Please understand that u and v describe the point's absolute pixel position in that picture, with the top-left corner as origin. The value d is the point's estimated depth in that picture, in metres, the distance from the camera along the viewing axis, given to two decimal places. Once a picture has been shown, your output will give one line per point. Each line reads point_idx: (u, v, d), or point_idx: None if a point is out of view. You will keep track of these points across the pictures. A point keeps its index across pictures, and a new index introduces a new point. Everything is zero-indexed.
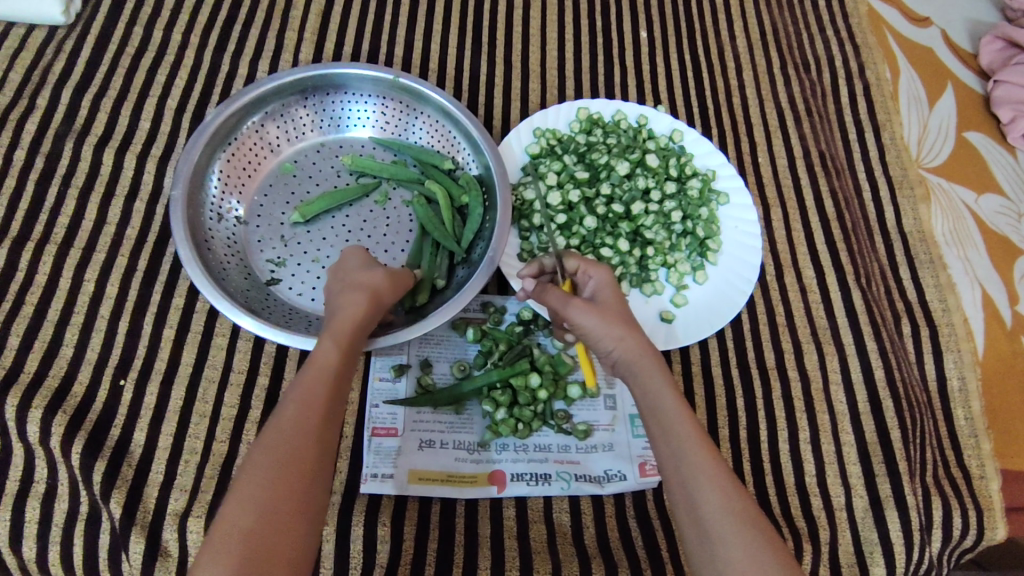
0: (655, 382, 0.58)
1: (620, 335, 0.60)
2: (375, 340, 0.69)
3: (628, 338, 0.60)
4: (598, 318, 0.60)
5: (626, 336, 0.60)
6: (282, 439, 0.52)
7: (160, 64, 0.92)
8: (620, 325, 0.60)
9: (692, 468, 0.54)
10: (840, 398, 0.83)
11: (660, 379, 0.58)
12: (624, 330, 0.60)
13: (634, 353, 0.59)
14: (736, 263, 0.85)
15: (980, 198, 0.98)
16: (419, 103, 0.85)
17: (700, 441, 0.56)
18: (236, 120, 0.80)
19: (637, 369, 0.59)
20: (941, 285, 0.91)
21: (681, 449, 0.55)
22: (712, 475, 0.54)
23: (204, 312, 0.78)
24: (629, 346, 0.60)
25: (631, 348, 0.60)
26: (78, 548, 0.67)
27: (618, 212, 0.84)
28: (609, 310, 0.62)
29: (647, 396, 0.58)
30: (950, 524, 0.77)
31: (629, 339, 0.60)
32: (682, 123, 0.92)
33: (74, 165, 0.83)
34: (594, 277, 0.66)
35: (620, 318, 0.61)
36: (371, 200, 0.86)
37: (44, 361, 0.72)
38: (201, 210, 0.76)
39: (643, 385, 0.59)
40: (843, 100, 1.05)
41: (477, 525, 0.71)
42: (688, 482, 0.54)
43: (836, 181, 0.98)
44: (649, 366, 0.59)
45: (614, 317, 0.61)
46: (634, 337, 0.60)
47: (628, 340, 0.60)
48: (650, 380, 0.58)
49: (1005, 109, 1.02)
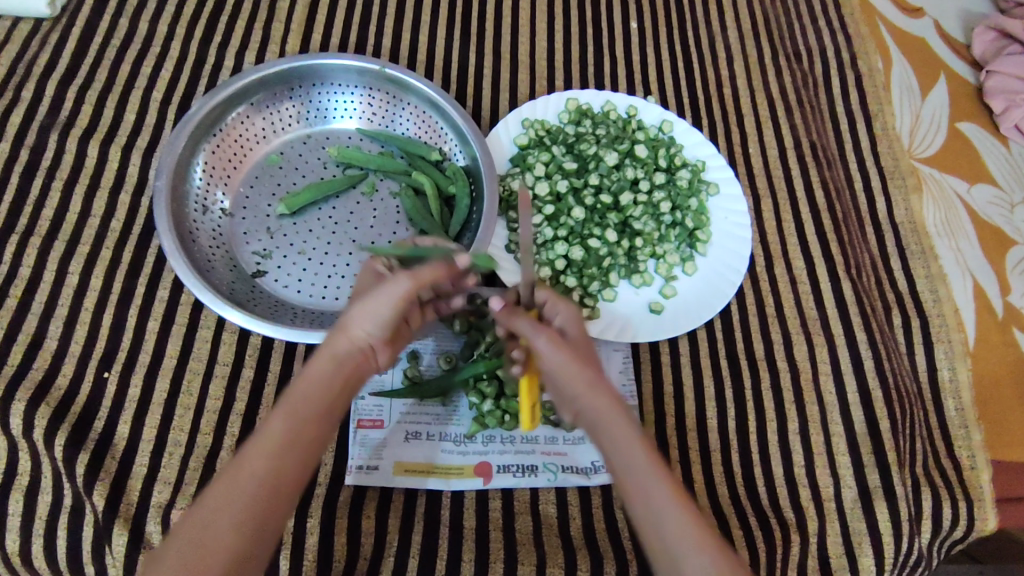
0: (625, 428, 0.57)
1: (587, 382, 0.58)
2: None
3: (595, 381, 0.58)
4: (570, 362, 0.58)
5: (595, 383, 0.58)
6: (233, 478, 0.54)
7: (146, 55, 0.91)
8: (588, 372, 0.58)
9: (665, 517, 0.55)
10: (830, 389, 0.83)
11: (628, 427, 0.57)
12: (592, 376, 0.58)
13: (604, 407, 0.57)
14: (725, 254, 0.85)
15: (972, 188, 0.97)
16: (405, 93, 0.84)
17: (670, 487, 0.56)
18: (220, 112, 0.79)
19: (606, 417, 0.57)
20: (932, 276, 0.90)
21: (653, 499, 0.55)
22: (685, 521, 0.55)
23: (189, 304, 0.77)
24: (598, 395, 0.58)
25: (601, 403, 0.58)
26: (61, 539, 0.67)
27: (607, 202, 0.83)
28: (575, 351, 0.60)
29: (618, 447, 0.57)
30: (940, 515, 0.77)
31: (599, 392, 0.58)
32: (672, 114, 0.92)
33: (58, 158, 0.83)
34: (560, 315, 0.64)
35: (590, 368, 0.59)
36: (358, 192, 0.85)
37: (28, 353, 0.72)
38: (185, 202, 0.76)
39: (611, 435, 0.57)
40: (834, 91, 1.04)
41: (463, 517, 0.71)
42: (659, 531, 0.55)
43: (827, 172, 0.97)
44: (617, 419, 0.57)
45: (581, 361, 0.59)
46: (602, 385, 0.58)
47: (596, 386, 0.58)
48: (620, 428, 0.57)
49: (998, 100, 1.02)
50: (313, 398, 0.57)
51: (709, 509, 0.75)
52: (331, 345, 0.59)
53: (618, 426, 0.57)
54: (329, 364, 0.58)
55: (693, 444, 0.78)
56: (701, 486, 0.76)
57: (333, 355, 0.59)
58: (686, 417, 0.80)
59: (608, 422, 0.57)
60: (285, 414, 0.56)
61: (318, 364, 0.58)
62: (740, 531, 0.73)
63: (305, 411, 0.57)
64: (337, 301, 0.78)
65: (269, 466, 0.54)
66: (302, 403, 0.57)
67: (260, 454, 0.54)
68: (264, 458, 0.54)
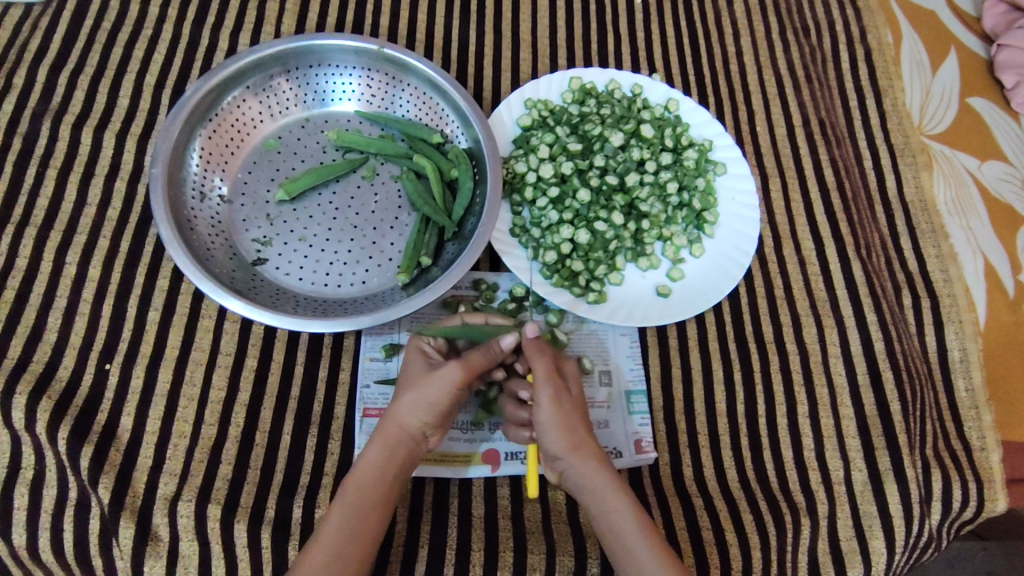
0: (608, 483, 0.63)
1: (572, 442, 0.63)
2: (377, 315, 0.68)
3: (580, 443, 0.64)
4: (559, 422, 0.63)
5: (580, 444, 0.64)
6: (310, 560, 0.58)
7: (138, 38, 0.89)
8: (575, 434, 0.63)
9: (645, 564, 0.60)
10: (840, 371, 0.82)
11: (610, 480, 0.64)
12: (580, 433, 0.64)
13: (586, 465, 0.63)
14: (733, 235, 0.84)
15: (983, 165, 0.94)
16: (405, 74, 0.82)
17: (644, 530, 0.62)
18: (215, 96, 0.77)
19: (590, 475, 0.63)
20: (943, 255, 0.89)
21: (633, 547, 0.61)
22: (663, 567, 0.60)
23: (189, 294, 0.76)
24: (584, 453, 0.63)
25: (583, 461, 0.63)
26: (68, 533, 0.66)
27: (613, 184, 0.80)
28: (569, 412, 0.64)
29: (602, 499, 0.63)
30: (950, 497, 0.76)
31: (582, 452, 0.63)
32: (678, 93, 0.90)
33: (52, 145, 0.81)
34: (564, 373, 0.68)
35: (577, 430, 0.64)
36: (358, 176, 0.83)
37: (28, 346, 0.70)
38: (183, 189, 0.74)
39: (593, 489, 0.63)
40: (843, 67, 1.02)
41: (471, 506, 0.70)
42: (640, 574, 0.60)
43: (836, 150, 0.95)
44: (597, 476, 0.63)
45: (572, 421, 0.63)
46: (589, 442, 0.64)
47: (583, 444, 0.64)
48: (601, 481, 0.63)
49: (1009, 75, 0.98)
50: (365, 480, 0.62)
51: (718, 493, 0.75)
52: (380, 432, 0.63)
53: (601, 481, 0.63)
54: (381, 453, 0.63)
55: (703, 428, 0.78)
56: (710, 470, 0.76)
57: (383, 443, 0.63)
58: (694, 402, 0.79)
59: (594, 476, 0.63)
60: (343, 503, 0.61)
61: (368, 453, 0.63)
62: (750, 515, 0.73)
63: (358, 493, 0.61)
64: (340, 288, 0.77)
65: (338, 548, 0.59)
66: (361, 488, 0.61)
67: (326, 538, 0.59)
68: (329, 540, 0.59)
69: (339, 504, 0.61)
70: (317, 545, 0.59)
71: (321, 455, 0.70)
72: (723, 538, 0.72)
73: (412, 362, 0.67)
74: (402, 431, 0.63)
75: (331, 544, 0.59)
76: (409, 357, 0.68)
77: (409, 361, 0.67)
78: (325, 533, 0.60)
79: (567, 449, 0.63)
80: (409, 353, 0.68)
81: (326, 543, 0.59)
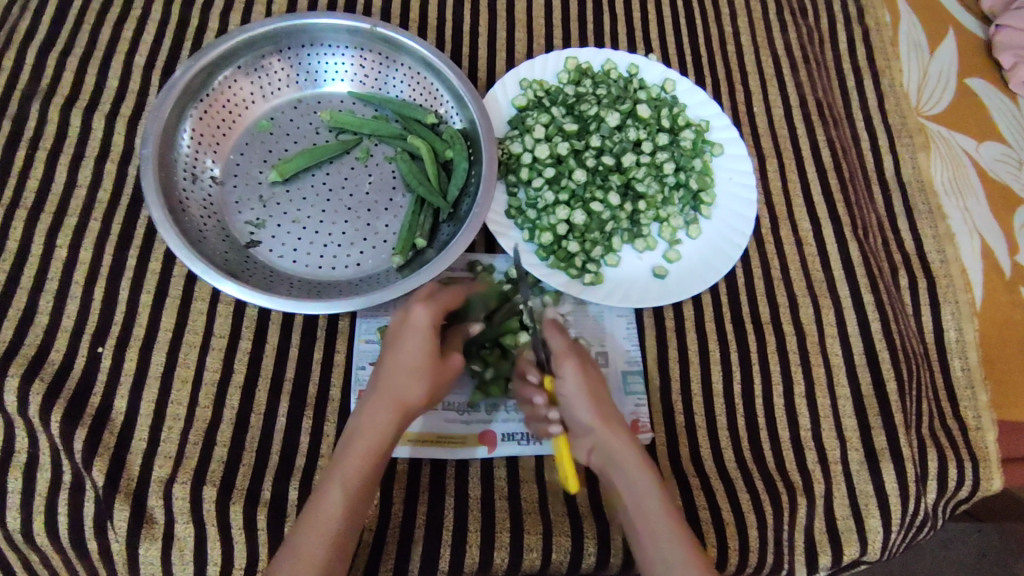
0: (636, 456, 0.62)
1: (600, 411, 0.63)
2: (377, 295, 0.67)
3: (607, 415, 0.63)
4: (588, 392, 0.62)
5: (606, 414, 0.63)
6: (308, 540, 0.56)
7: (127, 17, 0.87)
8: (602, 404, 0.63)
9: (668, 535, 0.59)
10: (836, 352, 0.82)
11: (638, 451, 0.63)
12: (608, 406, 0.64)
13: (614, 433, 0.62)
14: (730, 216, 0.83)
15: (981, 146, 0.94)
16: (399, 53, 0.81)
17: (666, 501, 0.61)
18: (206, 75, 0.76)
19: (616, 446, 0.62)
20: (940, 235, 0.89)
21: (657, 518, 0.60)
22: (684, 539, 0.60)
23: (182, 276, 0.75)
24: (611, 424, 0.63)
25: (611, 430, 0.62)
26: (62, 516, 0.66)
27: (609, 164, 0.80)
28: (596, 384, 0.64)
29: (630, 469, 0.61)
30: (945, 475, 0.77)
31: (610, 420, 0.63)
32: (675, 72, 0.89)
33: (41, 127, 0.80)
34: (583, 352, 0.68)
35: (603, 399, 0.63)
36: (352, 157, 0.82)
37: (19, 330, 0.70)
38: (174, 170, 0.73)
39: (621, 459, 0.62)
40: (841, 47, 1.01)
41: (468, 487, 0.70)
42: (663, 544, 0.59)
43: (833, 130, 0.95)
44: (626, 446, 0.62)
45: (598, 391, 0.63)
46: (615, 416, 0.64)
47: (610, 416, 0.63)
48: (628, 451, 0.62)
49: (1006, 55, 0.97)
50: (367, 464, 0.58)
51: (715, 472, 0.75)
52: (384, 414, 0.59)
53: (628, 450, 0.62)
54: (386, 437, 0.59)
55: (699, 409, 0.78)
56: (707, 451, 0.76)
57: (389, 428, 0.60)
58: (691, 383, 0.79)
59: (623, 446, 0.62)
60: (342, 479, 0.58)
61: (371, 435, 0.59)
62: (746, 495, 0.74)
63: (362, 481, 0.58)
64: (334, 270, 0.76)
65: (338, 525, 0.57)
66: (360, 472, 0.58)
67: (327, 528, 0.56)
68: (330, 530, 0.56)
69: (340, 489, 0.58)
70: (313, 533, 0.56)
71: (316, 435, 0.70)
72: (719, 517, 0.72)
73: (417, 337, 0.60)
74: (406, 413, 0.60)
75: (330, 534, 0.56)
76: (414, 331, 0.61)
77: (412, 334, 0.61)
78: (322, 520, 0.57)
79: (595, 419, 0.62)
80: (410, 324, 0.61)
81: (324, 534, 0.56)
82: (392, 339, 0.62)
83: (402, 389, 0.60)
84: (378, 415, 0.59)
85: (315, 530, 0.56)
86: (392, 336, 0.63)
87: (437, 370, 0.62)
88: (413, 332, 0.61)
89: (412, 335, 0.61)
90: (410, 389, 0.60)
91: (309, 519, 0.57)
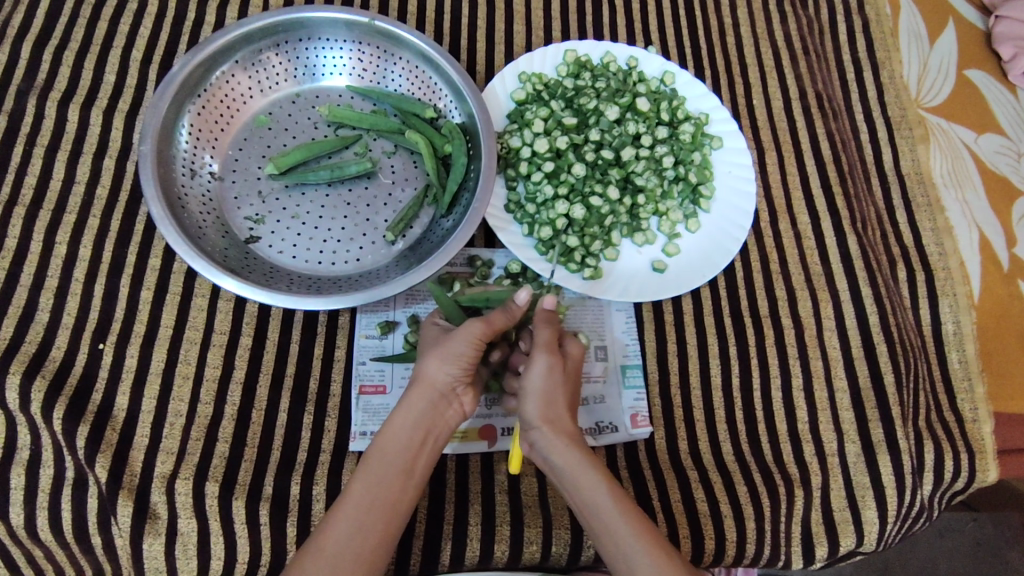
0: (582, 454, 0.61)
1: (549, 415, 0.61)
2: (356, 295, 0.67)
3: (556, 415, 0.62)
4: (541, 393, 0.61)
5: (556, 418, 0.61)
6: (357, 512, 0.57)
7: (122, 11, 0.87)
8: (555, 406, 0.61)
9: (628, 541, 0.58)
10: (834, 344, 0.82)
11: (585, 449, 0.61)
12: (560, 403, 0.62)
13: (562, 432, 0.61)
14: (729, 210, 0.83)
15: (980, 138, 0.94)
16: (397, 47, 0.81)
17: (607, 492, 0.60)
18: (204, 70, 0.75)
19: (559, 449, 0.60)
20: (938, 228, 0.89)
21: (612, 524, 0.59)
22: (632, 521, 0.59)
23: (182, 273, 0.75)
24: (559, 426, 0.61)
25: (558, 431, 0.61)
26: (66, 513, 0.67)
27: (608, 158, 0.79)
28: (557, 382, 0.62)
29: (570, 467, 0.60)
30: (941, 468, 0.77)
31: (557, 419, 0.61)
32: (675, 65, 0.88)
33: (38, 123, 0.79)
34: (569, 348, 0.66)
35: (559, 393, 0.62)
36: (351, 152, 0.82)
37: (19, 327, 0.70)
38: (172, 166, 0.73)
39: (568, 463, 0.60)
40: (841, 38, 1.01)
41: (469, 481, 0.71)
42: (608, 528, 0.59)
43: (833, 123, 0.94)
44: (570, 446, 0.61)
45: (555, 394, 0.62)
46: (568, 416, 0.62)
47: (561, 415, 0.62)
48: (574, 454, 0.60)
49: (1006, 46, 0.97)
50: (393, 457, 0.59)
51: (713, 465, 0.76)
52: (413, 405, 0.60)
53: (571, 451, 0.60)
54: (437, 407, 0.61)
55: (698, 402, 0.78)
56: (705, 444, 0.77)
57: (416, 410, 0.60)
58: (690, 376, 0.79)
59: (573, 448, 0.60)
60: (383, 450, 0.60)
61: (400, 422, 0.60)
62: (744, 488, 0.74)
63: (393, 486, 0.58)
64: (334, 266, 0.76)
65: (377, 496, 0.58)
66: (381, 466, 0.59)
67: (340, 523, 0.56)
68: (360, 555, 0.56)
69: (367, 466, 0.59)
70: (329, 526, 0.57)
71: (318, 430, 0.71)
72: (717, 509, 0.73)
73: (462, 340, 0.59)
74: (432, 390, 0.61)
75: (353, 550, 0.56)
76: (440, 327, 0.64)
77: (460, 344, 0.59)
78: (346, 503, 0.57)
79: (546, 416, 0.61)
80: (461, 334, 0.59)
81: (342, 527, 0.56)
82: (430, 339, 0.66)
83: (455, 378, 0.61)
84: (406, 408, 0.60)
85: (369, 505, 0.57)
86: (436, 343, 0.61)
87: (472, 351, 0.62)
88: (471, 333, 0.59)
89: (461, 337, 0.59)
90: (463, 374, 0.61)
91: (359, 481, 0.58)
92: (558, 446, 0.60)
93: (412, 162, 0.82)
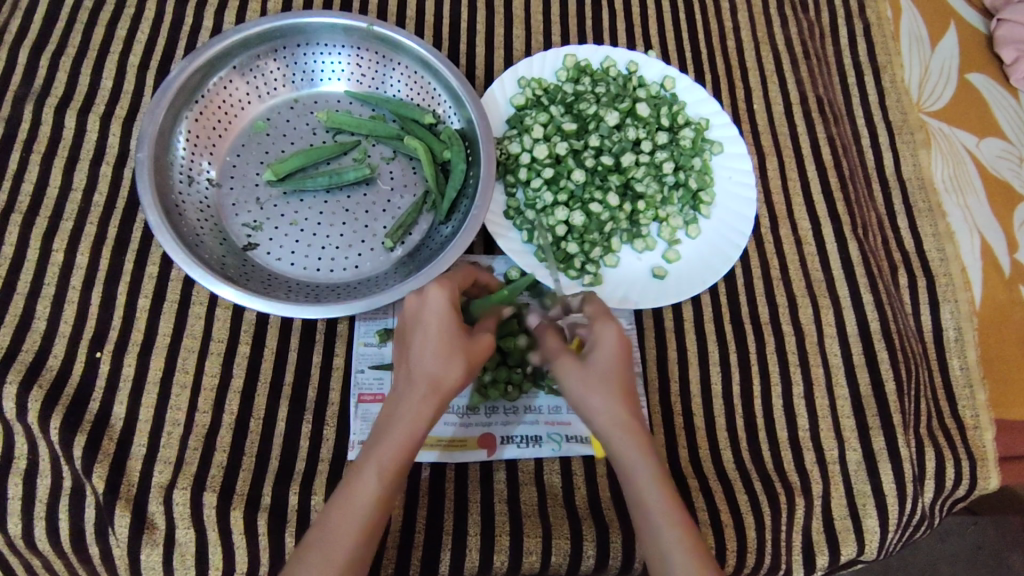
0: (631, 441, 0.58)
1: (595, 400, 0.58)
2: (356, 303, 0.66)
3: (602, 402, 0.58)
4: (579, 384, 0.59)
5: (601, 405, 0.58)
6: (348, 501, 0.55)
7: (120, 16, 0.86)
8: (600, 391, 0.58)
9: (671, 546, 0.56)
10: (835, 351, 0.82)
11: (640, 443, 0.58)
12: (608, 391, 0.58)
13: (610, 420, 0.58)
14: (730, 216, 0.82)
15: (981, 142, 0.93)
16: (396, 52, 0.80)
17: (651, 483, 0.57)
18: (201, 77, 0.75)
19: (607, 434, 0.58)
20: (939, 234, 0.88)
21: (660, 527, 0.57)
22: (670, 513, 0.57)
23: (180, 280, 0.75)
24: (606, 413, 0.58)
25: (608, 418, 0.58)
26: (63, 522, 0.67)
27: (608, 164, 0.79)
28: (597, 371, 0.59)
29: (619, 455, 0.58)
30: (942, 475, 0.77)
31: (604, 406, 0.58)
32: (675, 69, 0.87)
33: (35, 130, 0.79)
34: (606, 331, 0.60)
35: (603, 384, 0.58)
36: (349, 158, 0.81)
37: (15, 336, 0.69)
38: (169, 173, 0.72)
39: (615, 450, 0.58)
40: (842, 42, 1.01)
41: (467, 490, 0.71)
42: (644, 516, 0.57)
43: (834, 128, 0.94)
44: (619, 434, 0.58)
45: (598, 382, 0.58)
46: (618, 406, 0.58)
47: (610, 404, 0.58)
48: (621, 443, 0.58)
49: (1008, 50, 0.96)
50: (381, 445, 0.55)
51: (712, 472, 0.75)
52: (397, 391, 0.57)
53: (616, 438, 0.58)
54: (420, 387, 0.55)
55: (698, 411, 0.78)
56: (705, 451, 0.76)
57: (426, 420, 0.55)
58: (690, 383, 0.79)
59: (632, 444, 0.58)
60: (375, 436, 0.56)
61: (399, 432, 0.54)
62: (745, 496, 0.74)
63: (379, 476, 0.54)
64: (332, 273, 0.76)
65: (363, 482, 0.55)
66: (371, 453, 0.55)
67: (341, 539, 0.54)
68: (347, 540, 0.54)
69: (372, 482, 0.54)
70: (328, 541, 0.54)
71: (316, 439, 0.70)
72: (717, 518, 0.72)
73: (431, 318, 0.57)
74: (443, 399, 0.56)
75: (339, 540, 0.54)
76: (434, 317, 0.57)
77: (430, 320, 0.57)
78: (350, 520, 0.54)
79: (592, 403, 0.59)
80: (427, 309, 0.57)
81: (341, 540, 0.54)
82: (410, 321, 0.59)
83: (431, 359, 0.55)
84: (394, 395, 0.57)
85: (358, 497, 0.54)
86: (412, 322, 0.58)
87: (466, 346, 0.57)
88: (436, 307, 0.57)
89: (430, 314, 0.57)
90: (441, 361, 0.55)
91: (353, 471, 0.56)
92: (616, 443, 0.58)
93: (411, 168, 0.82)
